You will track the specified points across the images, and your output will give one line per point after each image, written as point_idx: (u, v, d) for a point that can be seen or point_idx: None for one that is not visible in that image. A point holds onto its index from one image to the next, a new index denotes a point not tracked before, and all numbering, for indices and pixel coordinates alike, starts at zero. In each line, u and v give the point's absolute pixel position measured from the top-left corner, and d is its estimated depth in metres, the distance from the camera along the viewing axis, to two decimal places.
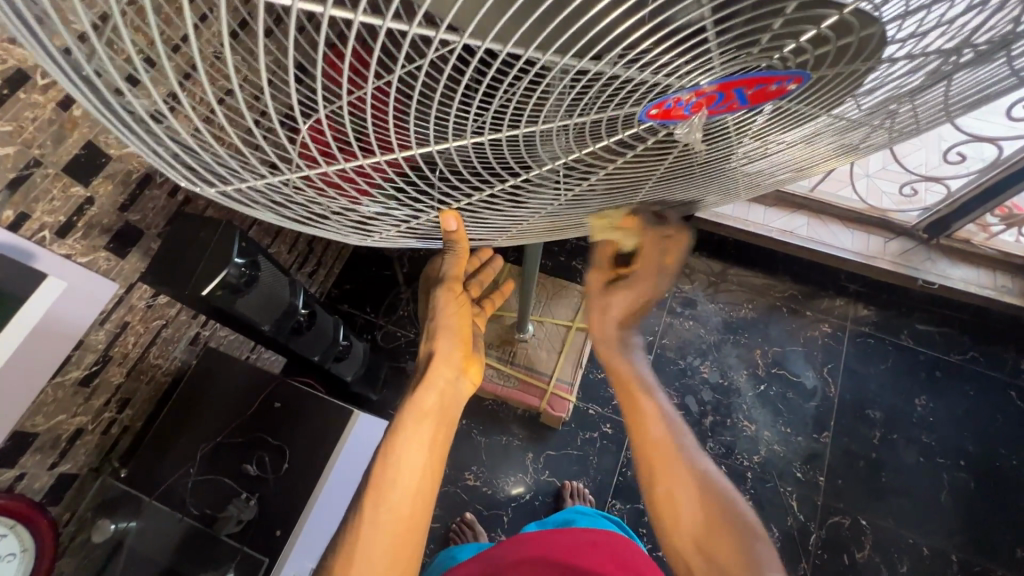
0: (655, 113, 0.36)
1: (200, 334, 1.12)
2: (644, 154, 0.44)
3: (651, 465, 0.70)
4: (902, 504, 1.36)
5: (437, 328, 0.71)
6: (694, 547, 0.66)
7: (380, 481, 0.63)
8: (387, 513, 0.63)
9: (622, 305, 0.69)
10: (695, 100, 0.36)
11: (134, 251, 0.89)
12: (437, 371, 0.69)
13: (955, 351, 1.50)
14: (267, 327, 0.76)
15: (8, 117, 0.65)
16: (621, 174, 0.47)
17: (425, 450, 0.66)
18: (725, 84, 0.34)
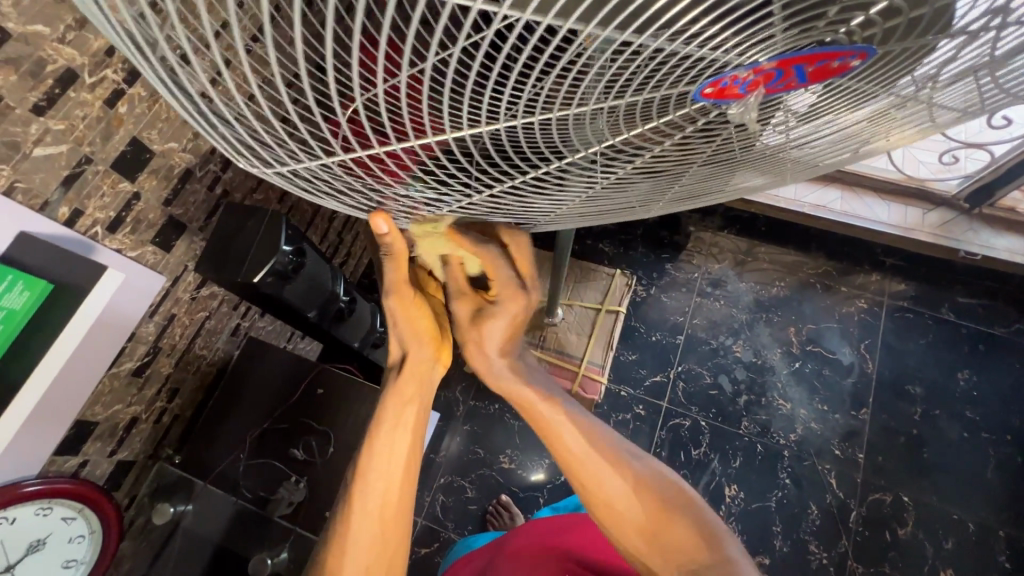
0: (709, 93, 0.33)
1: (241, 325, 1.15)
2: (690, 138, 0.41)
3: (582, 484, 0.67)
4: (946, 480, 1.34)
5: (398, 333, 0.69)
6: (648, 543, 0.64)
7: (366, 469, 0.65)
8: (364, 504, 0.64)
9: (498, 332, 0.68)
10: (752, 78, 0.32)
11: (179, 244, 0.92)
12: (408, 370, 0.69)
13: (999, 323, 1.46)
14: (311, 313, 0.78)
15: (61, 116, 0.68)
16: (664, 161, 0.43)
17: (403, 445, 0.67)
18: (782, 63, 0.31)
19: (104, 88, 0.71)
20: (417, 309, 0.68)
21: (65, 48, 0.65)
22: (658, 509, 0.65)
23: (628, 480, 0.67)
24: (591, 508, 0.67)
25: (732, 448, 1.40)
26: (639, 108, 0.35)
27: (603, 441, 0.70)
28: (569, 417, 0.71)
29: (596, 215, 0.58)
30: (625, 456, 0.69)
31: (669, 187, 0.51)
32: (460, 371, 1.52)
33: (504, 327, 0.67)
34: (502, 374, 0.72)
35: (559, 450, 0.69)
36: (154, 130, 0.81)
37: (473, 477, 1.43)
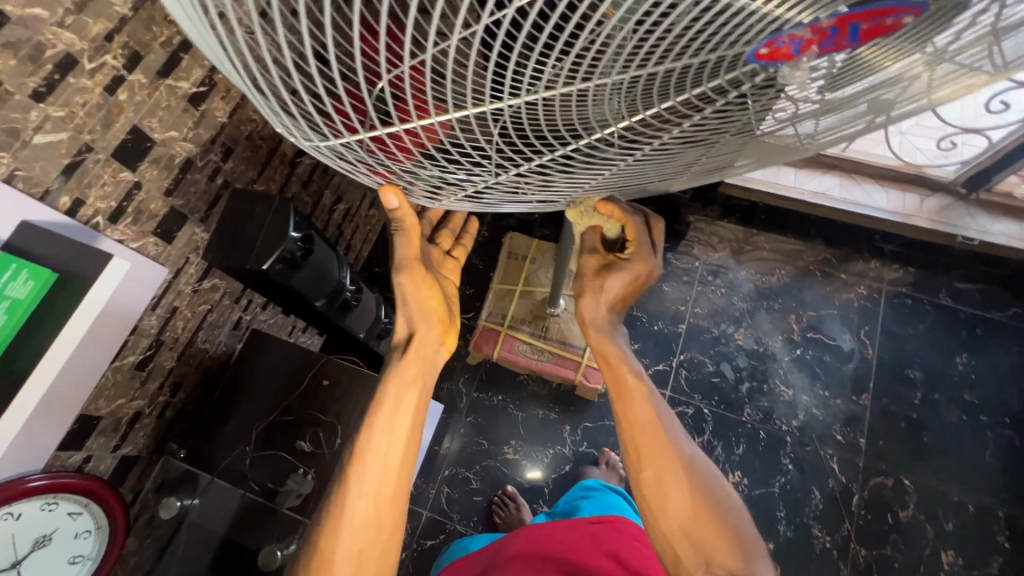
0: (762, 54, 0.33)
1: (243, 319, 1.14)
2: (731, 106, 0.40)
3: (639, 459, 0.68)
4: (946, 462, 1.35)
5: (405, 307, 0.69)
6: (683, 537, 0.65)
7: (364, 447, 0.64)
8: (362, 481, 0.63)
9: (617, 287, 0.73)
10: (808, 37, 0.32)
11: (180, 235, 0.90)
12: (415, 347, 0.69)
13: (996, 308, 1.47)
14: (319, 302, 0.77)
15: (60, 103, 0.66)
16: (700, 132, 0.43)
17: (404, 426, 0.66)
18: (841, 20, 0.30)
19: (103, 75, 0.70)
20: (417, 288, 0.68)
21: (64, 33, 0.64)
22: (698, 506, 0.65)
23: (681, 469, 0.67)
24: (639, 486, 0.67)
25: (734, 435, 1.41)
26: (669, 77, 0.35)
27: (668, 424, 0.70)
28: (646, 391, 0.72)
29: (607, 192, 0.56)
30: (688, 450, 0.69)
31: (698, 162, 0.50)
32: (462, 363, 1.51)
33: (618, 291, 0.74)
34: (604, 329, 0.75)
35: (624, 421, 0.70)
36: (155, 119, 0.79)
37: (478, 468, 1.42)
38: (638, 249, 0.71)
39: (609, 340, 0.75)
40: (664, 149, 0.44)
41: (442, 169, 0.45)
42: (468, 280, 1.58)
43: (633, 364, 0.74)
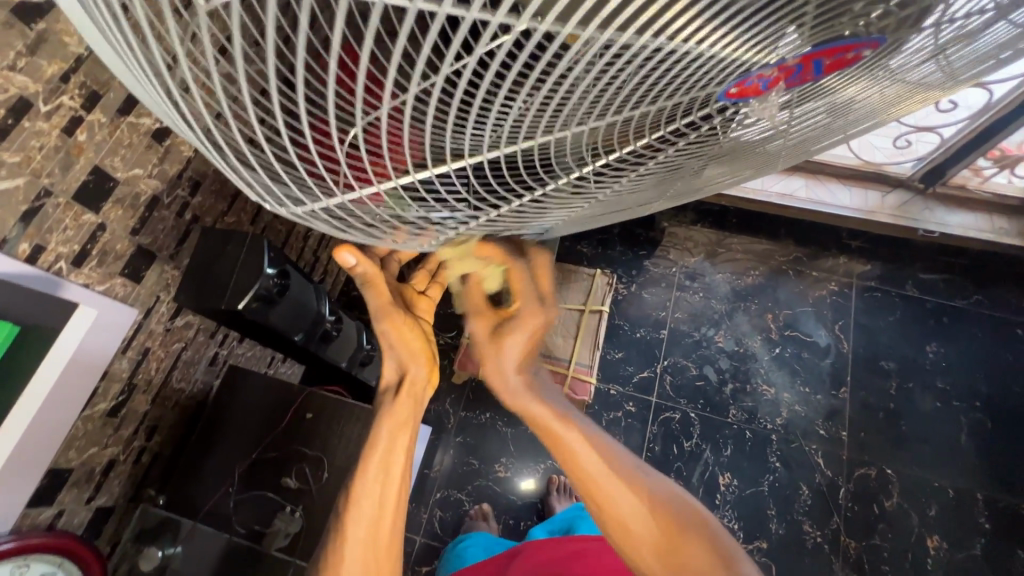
0: (731, 92, 0.34)
1: (219, 354, 1.11)
2: (704, 136, 0.40)
3: (594, 502, 0.64)
4: (924, 449, 1.39)
5: (393, 353, 0.68)
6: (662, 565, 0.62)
7: (357, 493, 0.63)
8: (355, 531, 0.62)
9: (515, 345, 0.63)
10: (774, 75, 0.33)
11: (149, 274, 0.88)
12: (400, 386, 0.67)
13: (960, 296, 1.53)
14: (298, 336, 0.75)
15: (16, 148, 0.64)
16: (676, 160, 0.43)
17: (397, 471, 0.65)
18: (805, 58, 0.31)
19: (61, 116, 0.68)
20: (405, 333, 0.67)
21: (16, 76, 0.62)
22: (668, 525, 0.63)
23: (644, 501, 0.64)
24: (605, 525, 0.64)
25: (722, 437, 1.42)
26: (649, 117, 0.35)
27: (622, 456, 0.66)
28: (584, 435, 0.65)
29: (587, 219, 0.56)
30: (643, 476, 0.65)
31: (675, 185, 0.51)
32: (448, 383, 1.50)
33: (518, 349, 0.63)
34: (517, 391, 0.65)
35: (577, 472, 0.64)
36: (117, 157, 0.77)
37: (470, 489, 1.41)
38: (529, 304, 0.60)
39: (531, 398, 0.66)
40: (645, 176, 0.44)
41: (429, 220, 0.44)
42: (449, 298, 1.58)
43: (560, 410, 0.66)
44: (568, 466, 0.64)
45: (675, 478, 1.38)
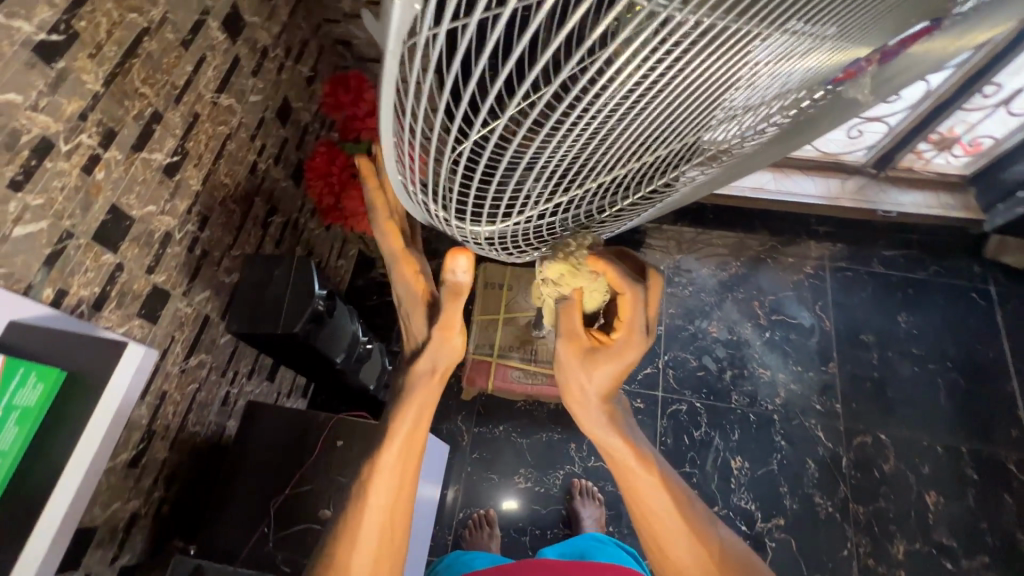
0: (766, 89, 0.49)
1: (230, 393, 1.07)
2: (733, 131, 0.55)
3: (656, 554, 0.57)
4: (910, 412, 1.50)
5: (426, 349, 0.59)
6: None
7: (369, 485, 0.55)
8: (366, 531, 0.54)
9: (608, 375, 0.59)
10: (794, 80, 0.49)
11: (164, 314, 0.85)
12: (425, 374, 0.59)
13: (920, 268, 1.67)
14: (339, 359, 0.75)
15: (40, 189, 0.62)
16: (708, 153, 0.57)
17: (416, 464, 0.57)
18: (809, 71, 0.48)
19: (80, 155, 0.66)
20: (447, 342, 0.58)
21: (39, 116, 0.60)
22: None
23: (699, 544, 0.56)
24: None
25: (728, 423, 1.48)
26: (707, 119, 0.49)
27: (683, 498, 0.58)
28: (661, 481, 0.58)
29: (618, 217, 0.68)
30: (724, 544, 0.57)
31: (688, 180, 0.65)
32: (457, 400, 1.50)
33: (604, 377, 0.60)
34: (598, 422, 0.61)
35: (632, 498, 0.58)
36: (132, 195, 0.75)
37: (493, 504, 1.40)
38: (628, 340, 0.59)
39: (610, 430, 0.61)
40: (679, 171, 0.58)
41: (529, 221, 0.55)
42: None
43: (640, 453, 0.60)
44: (635, 509, 0.58)
45: (690, 467, 1.42)
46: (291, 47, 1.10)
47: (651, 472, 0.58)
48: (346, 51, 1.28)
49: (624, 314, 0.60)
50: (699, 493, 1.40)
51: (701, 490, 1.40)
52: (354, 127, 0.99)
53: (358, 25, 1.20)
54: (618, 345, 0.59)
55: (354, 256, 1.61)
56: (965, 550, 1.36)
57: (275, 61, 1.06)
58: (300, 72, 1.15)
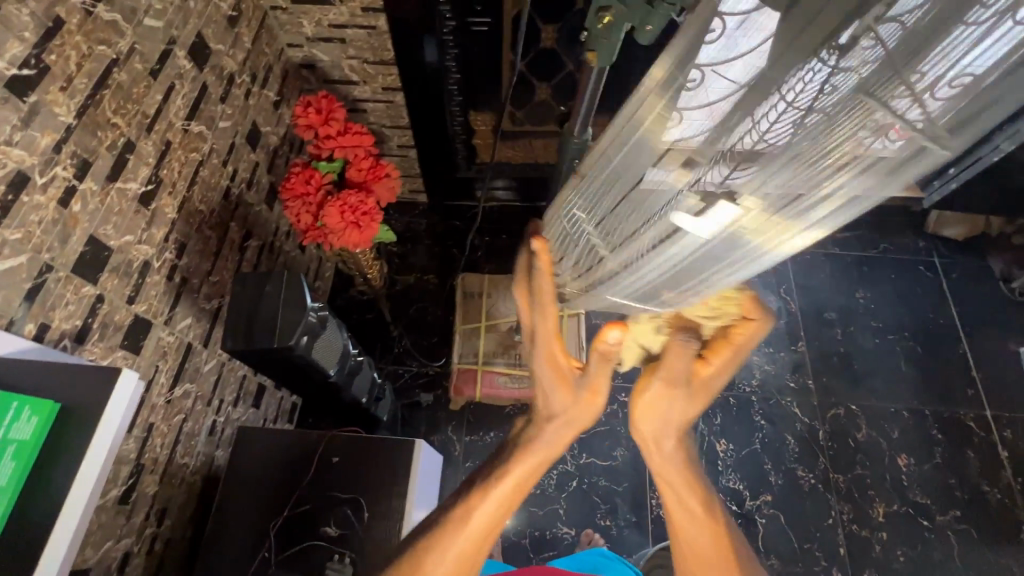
0: None
1: (217, 422, 1.06)
2: None
3: None
4: (875, 382, 1.58)
5: (558, 418, 0.59)
6: None
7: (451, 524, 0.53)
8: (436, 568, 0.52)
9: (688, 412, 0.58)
10: None
11: (148, 343, 0.84)
12: (541, 438, 0.58)
13: (871, 246, 1.78)
14: (333, 371, 0.76)
15: (17, 224, 0.61)
16: None
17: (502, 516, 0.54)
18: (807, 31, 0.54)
19: (56, 187, 0.66)
20: (588, 405, 0.59)
21: (13, 150, 0.60)
22: None
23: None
24: None
25: (710, 408, 1.53)
26: None
27: (738, 550, 0.55)
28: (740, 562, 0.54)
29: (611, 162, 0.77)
30: None
31: None
32: (446, 411, 1.50)
33: (691, 409, 0.58)
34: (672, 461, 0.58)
35: (675, 531, 0.56)
36: (110, 224, 0.75)
37: None
38: (725, 368, 0.56)
39: (692, 493, 0.56)
40: None
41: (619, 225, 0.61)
42: (431, 328, 1.59)
43: (724, 524, 0.56)
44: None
45: (679, 455, 1.46)
46: (256, 73, 1.12)
47: (737, 550, 0.55)
48: (310, 75, 1.29)
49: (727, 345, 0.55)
50: None
51: None
52: (328, 146, 1.00)
53: (321, 48, 1.23)
54: (712, 375, 0.56)
55: (330, 277, 1.61)
56: (939, 507, 1.44)
57: (242, 87, 1.07)
58: (266, 97, 1.17)
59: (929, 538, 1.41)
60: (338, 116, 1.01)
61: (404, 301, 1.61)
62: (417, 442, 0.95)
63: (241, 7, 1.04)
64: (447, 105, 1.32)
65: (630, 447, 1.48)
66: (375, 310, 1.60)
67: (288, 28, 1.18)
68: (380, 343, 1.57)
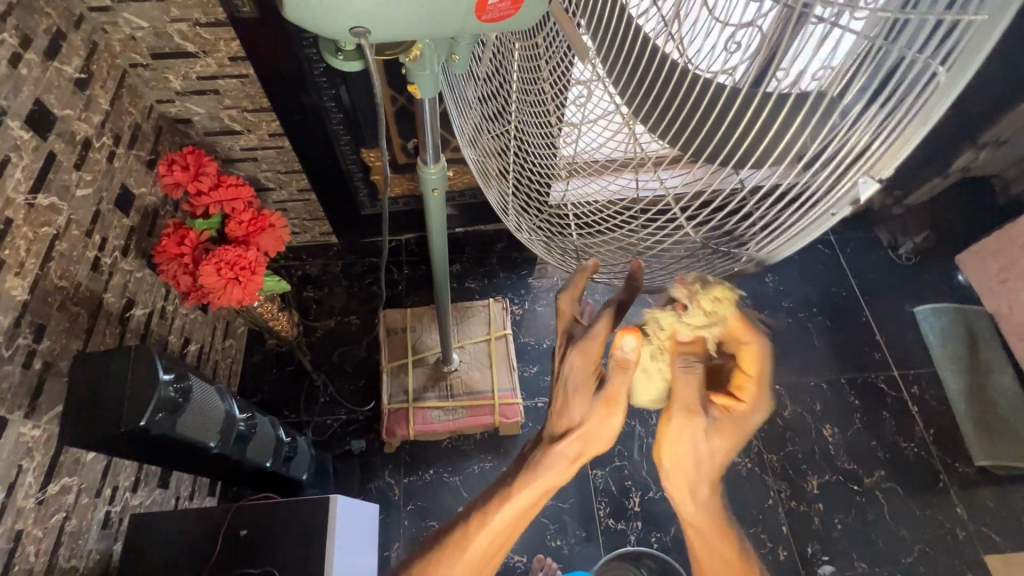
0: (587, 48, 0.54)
1: (112, 513, 0.97)
2: (526, 80, 0.64)
3: None
4: (794, 360, 1.66)
5: (577, 429, 0.51)
6: None
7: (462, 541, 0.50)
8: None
9: (720, 456, 0.49)
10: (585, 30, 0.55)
11: (3, 443, 0.76)
12: (552, 465, 0.50)
13: None
14: (214, 443, 0.71)
15: None
16: (524, 103, 0.65)
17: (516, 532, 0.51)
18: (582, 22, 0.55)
19: None
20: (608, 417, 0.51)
21: None
22: None
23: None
24: None
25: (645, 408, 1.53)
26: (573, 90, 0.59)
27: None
28: None
29: (483, 176, 0.76)
30: None
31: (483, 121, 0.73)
32: (381, 455, 1.45)
33: (720, 447, 0.49)
34: (712, 512, 0.51)
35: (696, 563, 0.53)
36: None
37: None
38: (752, 401, 0.47)
39: (731, 543, 0.52)
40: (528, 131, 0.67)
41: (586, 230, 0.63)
42: (356, 372, 1.53)
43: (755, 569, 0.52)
44: None
45: (620, 462, 1.46)
46: (120, 133, 1.06)
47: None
48: (188, 129, 1.24)
49: (748, 367, 0.47)
50: (633, 483, 1.45)
51: (634, 480, 1.45)
52: (201, 203, 0.95)
53: (194, 101, 1.18)
54: (738, 410, 0.48)
55: (243, 333, 1.53)
56: (865, 469, 1.51)
57: (103, 151, 1.01)
58: (137, 156, 1.10)
59: (860, 502, 1.47)
60: (208, 169, 0.96)
61: (325, 347, 1.56)
62: (331, 499, 0.90)
63: (90, 67, 0.98)
64: (338, 147, 1.31)
65: None
66: (295, 361, 1.53)
67: (153, 84, 1.13)
68: (305, 396, 1.50)
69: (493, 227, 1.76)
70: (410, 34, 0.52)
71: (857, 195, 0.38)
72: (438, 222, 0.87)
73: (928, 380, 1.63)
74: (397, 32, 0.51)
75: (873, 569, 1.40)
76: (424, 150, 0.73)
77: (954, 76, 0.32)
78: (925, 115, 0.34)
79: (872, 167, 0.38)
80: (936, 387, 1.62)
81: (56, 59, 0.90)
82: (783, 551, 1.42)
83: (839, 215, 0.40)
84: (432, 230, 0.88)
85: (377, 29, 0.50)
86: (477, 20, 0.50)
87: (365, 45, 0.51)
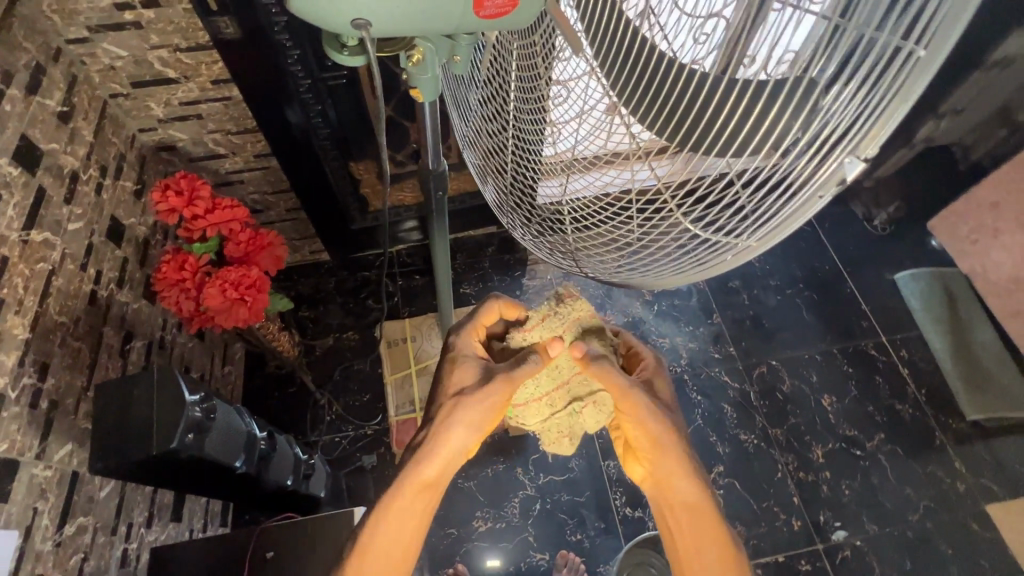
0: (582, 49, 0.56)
1: (128, 550, 0.95)
2: (523, 88, 0.66)
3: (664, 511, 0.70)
4: (786, 335, 1.70)
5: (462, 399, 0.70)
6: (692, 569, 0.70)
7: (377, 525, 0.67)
8: (371, 565, 0.66)
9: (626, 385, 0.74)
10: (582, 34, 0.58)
11: (16, 487, 0.74)
12: (432, 456, 0.68)
13: None
14: (239, 464, 0.70)
15: None
16: (520, 112, 0.68)
17: (425, 499, 0.68)
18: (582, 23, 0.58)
19: None
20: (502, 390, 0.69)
21: None
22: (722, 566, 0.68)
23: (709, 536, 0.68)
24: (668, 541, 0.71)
25: None
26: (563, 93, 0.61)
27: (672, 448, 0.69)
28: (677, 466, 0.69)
29: (485, 180, 0.79)
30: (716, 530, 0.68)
31: (484, 130, 0.75)
32: (392, 468, 1.44)
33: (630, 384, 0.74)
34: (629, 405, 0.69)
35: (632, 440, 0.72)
36: None
37: (461, 559, 1.37)
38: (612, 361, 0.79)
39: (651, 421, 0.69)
40: (521, 137, 0.69)
41: (582, 228, 0.66)
42: (361, 387, 1.52)
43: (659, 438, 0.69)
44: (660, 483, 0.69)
45: None
46: (106, 164, 1.04)
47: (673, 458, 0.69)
48: (172, 156, 1.23)
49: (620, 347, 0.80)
50: None
51: None
52: (198, 227, 0.94)
53: (177, 127, 1.17)
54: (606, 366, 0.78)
55: (242, 358, 1.51)
56: (865, 434, 1.56)
57: (90, 183, 0.99)
58: (124, 187, 1.09)
59: (864, 465, 1.52)
60: (203, 193, 0.95)
61: (327, 364, 1.54)
62: (356, 512, 0.90)
63: (72, 100, 0.97)
64: (326, 163, 1.31)
65: (584, 455, 1.48)
66: (297, 383, 1.51)
67: (135, 113, 1.12)
68: (310, 416, 1.48)
69: (484, 232, 1.78)
70: (410, 31, 0.50)
71: (844, 175, 0.41)
72: (441, 227, 0.88)
73: (915, 343, 1.69)
74: (397, 27, 0.49)
75: (883, 529, 1.45)
76: (426, 154, 0.74)
77: (932, 54, 0.34)
78: (904, 94, 0.36)
79: (859, 147, 0.40)
80: (922, 348, 1.69)
81: (38, 93, 0.89)
82: (797, 521, 1.46)
83: (826, 198, 0.42)
84: (436, 235, 0.89)
85: (377, 21, 0.48)
86: (476, 16, 0.48)
87: (365, 37, 0.49)
